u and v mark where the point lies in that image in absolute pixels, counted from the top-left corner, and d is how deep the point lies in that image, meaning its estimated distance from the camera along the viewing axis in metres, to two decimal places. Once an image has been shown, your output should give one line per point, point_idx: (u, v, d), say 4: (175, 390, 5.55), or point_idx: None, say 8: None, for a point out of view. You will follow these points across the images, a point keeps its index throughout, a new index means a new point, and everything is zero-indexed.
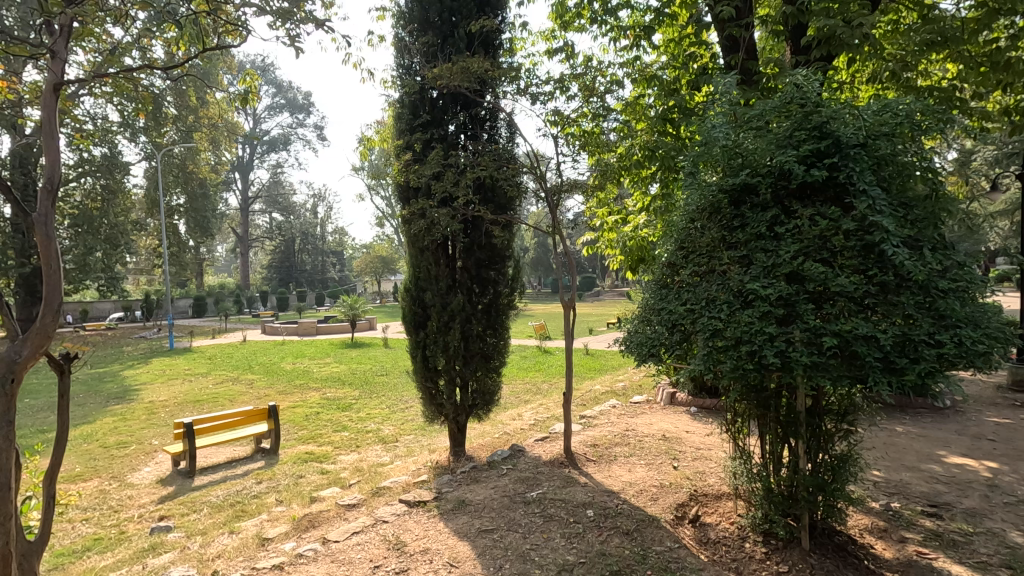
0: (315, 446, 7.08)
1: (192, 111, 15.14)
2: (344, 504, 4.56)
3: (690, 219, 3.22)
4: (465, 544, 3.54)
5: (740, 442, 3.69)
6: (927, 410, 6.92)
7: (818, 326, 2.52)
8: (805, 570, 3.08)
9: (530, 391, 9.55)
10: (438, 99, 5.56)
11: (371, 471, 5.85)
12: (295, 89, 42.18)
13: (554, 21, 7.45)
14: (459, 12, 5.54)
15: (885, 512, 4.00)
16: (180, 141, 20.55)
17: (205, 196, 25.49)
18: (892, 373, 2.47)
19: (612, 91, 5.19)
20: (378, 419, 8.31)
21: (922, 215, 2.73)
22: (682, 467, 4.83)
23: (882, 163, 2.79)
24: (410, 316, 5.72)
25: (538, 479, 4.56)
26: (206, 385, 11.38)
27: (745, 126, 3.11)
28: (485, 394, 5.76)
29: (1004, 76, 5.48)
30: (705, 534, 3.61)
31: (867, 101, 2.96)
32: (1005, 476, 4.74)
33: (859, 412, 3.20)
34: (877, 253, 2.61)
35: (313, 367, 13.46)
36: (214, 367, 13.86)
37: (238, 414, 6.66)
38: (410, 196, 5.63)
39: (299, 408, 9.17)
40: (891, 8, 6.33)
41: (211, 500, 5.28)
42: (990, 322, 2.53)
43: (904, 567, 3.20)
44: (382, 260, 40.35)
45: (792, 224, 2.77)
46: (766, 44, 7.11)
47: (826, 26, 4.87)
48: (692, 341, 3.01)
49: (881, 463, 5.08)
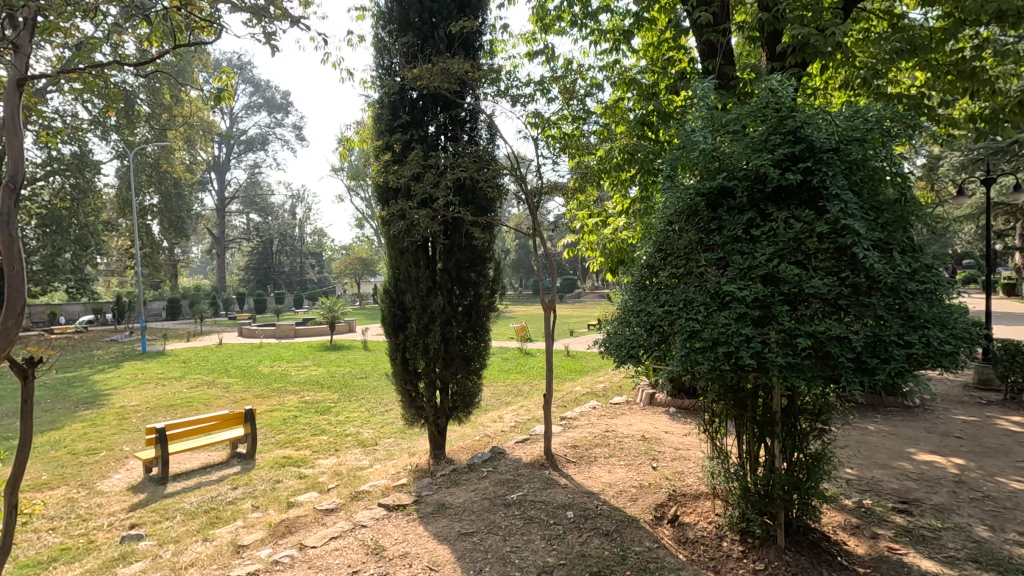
0: (293, 450, 6.97)
1: (165, 110, 14.87)
2: (322, 509, 4.50)
3: (668, 221, 3.25)
4: (445, 547, 3.52)
5: (718, 442, 3.72)
6: (897, 409, 7.10)
7: (794, 327, 2.56)
8: (781, 567, 3.12)
9: (511, 393, 9.54)
10: (418, 100, 5.53)
11: (350, 475, 5.78)
12: (273, 88, 41.59)
13: (534, 24, 7.49)
14: (439, 13, 5.52)
15: (857, 509, 4.08)
16: (154, 139, 20.09)
17: (179, 196, 25.05)
18: (864, 373, 2.51)
19: (592, 94, 5.23)
20: (357, 423, 8.22)
21: (893, 218, 2.80)
22: (661, 467, 4.88)
23: (854, 168, 2.86)
24: (389, 317, 5.67)
25: (519, 481, 4.56)
26: (180, 390, 11.12)
27: (723, 130, 3.15)
28: (465, 396, 5.74)
29: (969, 85, 5.65)
30: (683, 533, 3.63)
31: (839, 107, 3.03)
32: (971, 472, 4.88)
33: (833, 411, 3.26)
34: (849, 255, 2.67)
35: (292, 369, 13.28)
36: (188, 370, 13.57)
37: (214, 419, 6.52)
38: (390, 197, 5.58)
39: (276, 412, 9.02)
40: (862, 16, 6.48)
41: (184, 507, 5.16)
42: (956, 323, 2.61)
43: (876, 563, 3.27)
44: (362, 262, 40.01)
45: (767, 227, 2.82)
46: (743, 50, 7.23)
47: (801, 34, 4.98)
48: (670, 343, 3.04)
49: (855, 461, 5.20)
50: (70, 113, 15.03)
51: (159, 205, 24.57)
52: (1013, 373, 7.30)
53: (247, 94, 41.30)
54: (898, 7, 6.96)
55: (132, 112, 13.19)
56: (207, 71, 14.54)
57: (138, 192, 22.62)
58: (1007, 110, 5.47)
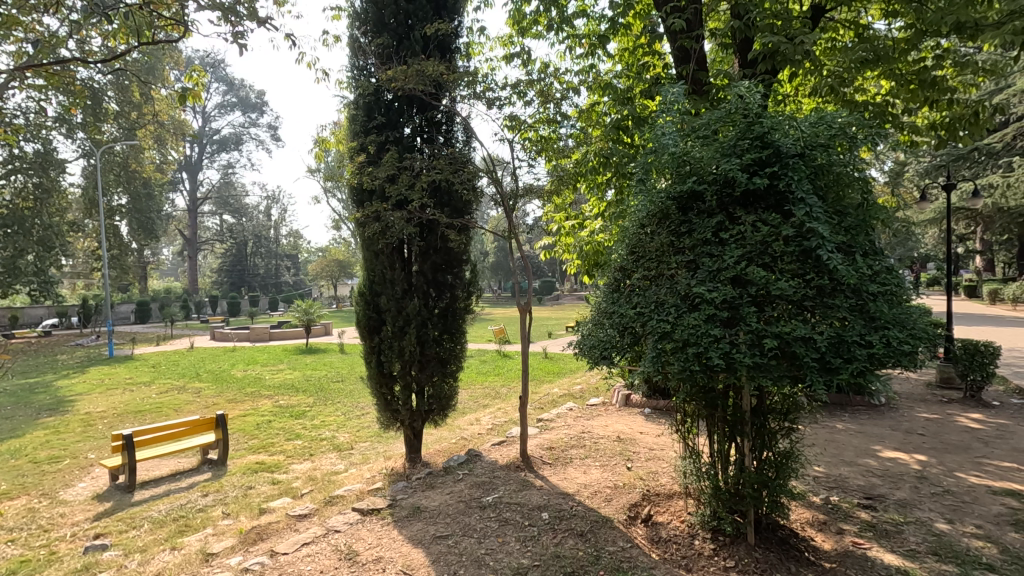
0: (266, 455, 6.86)
1: (134, 108, 14.50)
2: (295, 515, 4.43)
3: (641, 224, 3.30)
4: (419, 551, 3.50)
5: (690, 442, 3.77)
6: (864, 407, 7.32)
7: (761, 328, 2.62)
8: (750, 565, 3.19)
9: (488, 396, 9.53)
10: (393, 101, 5.50)
11: (325, 480, 5.72)
12: (246, 87, 40.89)
13: (511, 27, 7.53)
14: (415, 15, 5.51)
15: (825, 506, 4.18)
16: (122, 138, 19.50)
17: (148, 196, 24.54)
18: (827, 373, 2.58)
19: (567, 97, 5.27)
20: (333, 426, 8.12)
21: (855, 222, 2.89)
22: (636, 467, 4.94)
23: (819, 173, 2.93)
24: (364, 320, 5.59)
25: (494, 484, 4.56)
26: (149, 395, 10.83)
27: (693, 135, 3.21)
28: (441, 398, 5.74)
29: (931, 94, 5.84)
30: (656, 533, 3.67)
31: (806, 113, 3.10)
32: (933, 468, 5.04)
33: (801, 410, 3.34)
34: (814, 257, 2.73)
35: (266, 373, 13.03)
36: (158, 375, 13.21)
37: (183, 424, 6.35)
38: (364, 199, 5.53)
39: (249, 417, 8.85)
40: (830, 26, 6.66)
41: (152, 515, 5.02)
42: (913, 323, 2.72)
43: (841, 558, 3.35)
44: (339, 264, 39.59)
45: (736, 231, 2.87)
46: (717, 56, 7.37)
47: (771, 41, 5.09)
48: (642, 344, 3.08)
49: (823, 459, 5.32)
50: (33, 111, 14.56)
51: (128, 206, 23.91)
52: (972, 372, 7.56)
53: (220, 93, 40.54)
54: (863, 18, 7.18)
55: (99, 109, 12.84)
56: (178, 69, 14.25)
57: (105, 192, 21.95)
58: (966, 118, 5.75)
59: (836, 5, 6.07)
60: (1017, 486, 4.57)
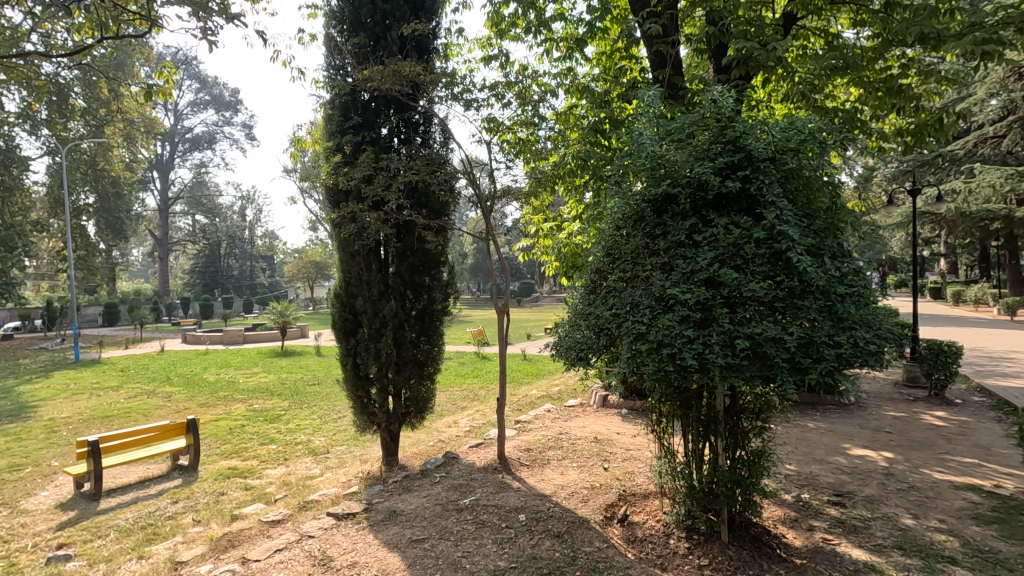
0: (239, 460, 6.72)
1: (101, 103, 14.10)
2: (267, 521, 4.35)
3: (616, 226, 3.32)
4: (395, 555, 3.46)
5: (665, 442, 3.80)
6: (834, 406, 7.50)
7: (733, 329, 2.66)
8: (724, 563, 3.23)
9: (467, 398, 9.50)
10: (370, 101, 5.45)
11: (300, 485, 5.62)
12: (220, 85, 40.08)
13: (490, 29, 7.53)
14: (392, 15, 5.47)
15: (796, 503, 4.27)
16: (89, 135, 18.91)
17: (117, 195, 23.97)
18: (797, 373, 2.64)
19: (545, 99, 5.28)
20: (308, 430, 8.00)
21: (824, 225, 2.96)
22: (613, 468, 4.97)
23: (789, 176, 2.99)
24: (340, 322, 5.53)
25: (472, 486, 4.54)
26: (117, 400, 10.52)
27: (668, 138, 3.24)
28: (419, 401, 5.70)
29: (897, 101, 5.99)
30: (632, 532, 3.70)
31: (777, 118, 3.16)
32: (899, 465, 5.19)
33: (772, 410, 3.40)
34: (784, 260, 2.78)
35: (240, 377, 12.77)
36: (126, 379, 12.83)
37: (154, 429, 6.17)
38: (340, 199, 5.47)
39: (222, 421, 8.65)
40: (802, 33, 6.80)
41: (119, 523, 4.88)
42: (879, 323, 2.81)
43: (811, 554, 3.42)
44: (316, 266, 39.24)
45: (709, 233, 2.91)
46: (692, 61, 7.48)
47: (745, 47, 5.18)
48: (617, 345, 3.12)
49: (794, 457, 5.43)
50: None
51: (95, 205, 23.23)
52: (937, 371, 7.81)
53: (192, 90, 39.64)
54: (833, 27, 7.36)
55: (64, 105, 12.45)
56: (148, 65, 13.90)
57: (71, 191, 21.28)
58: (931, 125, 5.88)
59: (807, 14, 6.21)
60: (977, 481, 4.73)
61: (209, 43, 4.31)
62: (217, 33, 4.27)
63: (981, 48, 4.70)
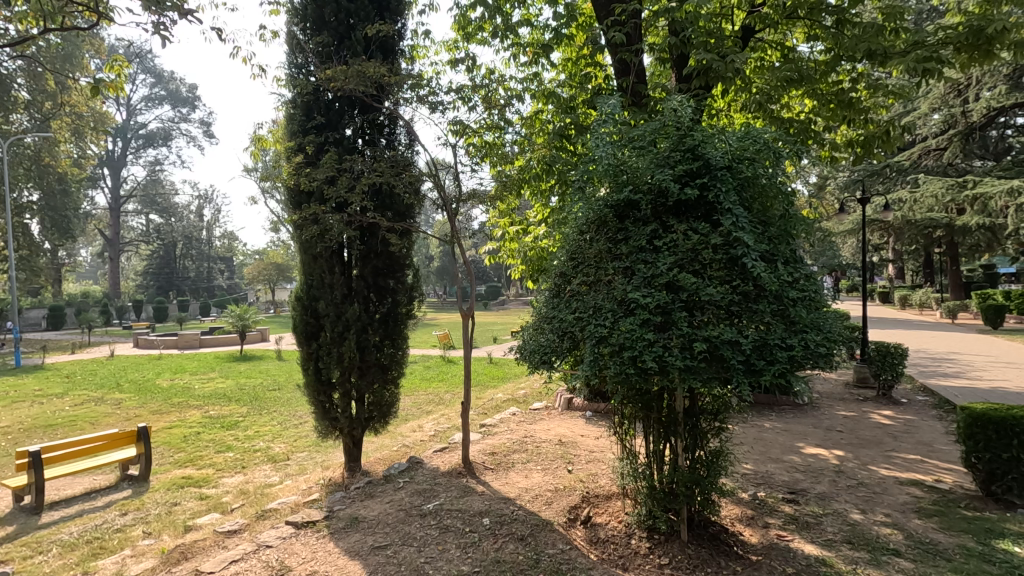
0: (194, 469, 6.49)
1: (47, 96, 13.46)
2: (223, 531, 4.22)
3: (580, 231, 3.36)
4: (356, 563, 3.40)
5: (627, 443, 3.84)
6: (789, 406, 7.78)
7: (692, 333, 2.72)
8: (683, 561, 3.31)
9: (432, 402, 9.42)
10: (334, 101, 5.37)
11: (258, 493, 5.46)
12: (177, 80, 38.69)
13: (457, 32, 7.52)
14: (357, 14, 5.40)
15: (752, 501, 4.40)
16: (33, 129, 18.00)
17: (64, 192, 22.95)
18: (752, 374, 2.73)
19: (512, 104, 5.31)
20: (268, 437, 7.79)
21: (778, 232, 3.06)
22: (577, 469, 5.02)
23: (745, 185, 3.08)
24: (301, 326, 5.41)
25: (436, 491, 4.50)
26: (61, 408, 9.99)
27: (630, 144, 3.30)
28: (382, 406, 5.63)
29: (848, 113, 6.26)
30: (595, 533, 3.74)
31: (734, 127, 3.26)
32: (848, 462, 5.42)
33: (730, 411, 3.49)
34: (740, 265, 2.88)
35: (195, 382, 12.34)
36: (73, 386, 12.23)
37: (101, 439, 5.89)
38: (302, 201, 5.37)
39: (176, 429, 8.34)
40: (759, 47, 7.06)
41: (62, 538, 4.64)
42: (828, 326, 2.93)
43: (766, 551, 3.52)
44: (277, 268, 38.36)
45: (669, 238, 2.97)
46: (655, 69, 7.63)
47: (705, 58, 5.33)
48: (580, 348, 3.16)
49: (751, 457, 5.59)
50: None
51: (40, 203, 22.13)
52: (884, 372, 8.17)
53: (147, 85, 38.23)
54: (789, 40, 7.63)
55: None
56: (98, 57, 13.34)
57: (13, 187, 20.16)
58: (879, 137, 6.20)
59: (765, 27, 6.44)
60: (920, 476, 4.98)
61: (161, 38, 4.15)
62: (171, 28, 4.13)
63: (923, 65, 4.99)
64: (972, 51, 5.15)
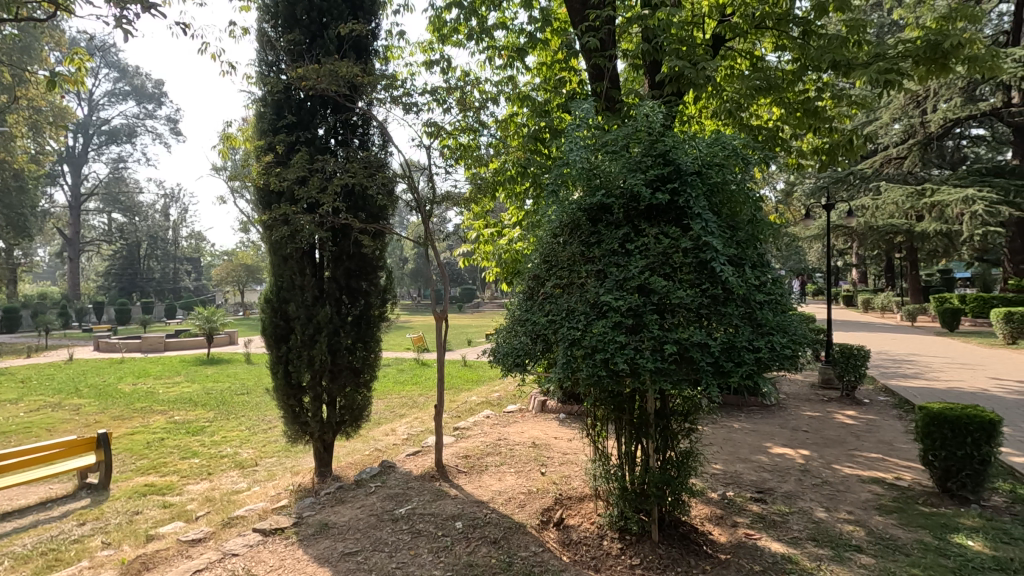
0: (157, 476, 6.29)
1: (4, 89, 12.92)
2: (186, 540, 4.09)
3: (553, 234, 3.39)
4: (325, 570, 3.34)
5: (599, 445, 3.87)
6: (757, 407, 7.95)
7: (662, 335, 2.76)
8: (654, 561, 3.35)
9: (405, 405, 9.33)
10: (305, 101, 5.29)
11: (224, 500, 5.33)
12: (142, 76, 37.53)
13: (431, 33, 7.48)
14: (329, 13, 5.33)
15: (721, 501, 4.47)
16: None
17: (20, 190, 22.03)
18: (720, 376, 2.77)
19: (486, 106, 5.31)
20: (236, 442, 7.60)
21: (746, 236, 3.13)
22: (549, 472, 5.03)
23: (714, 190, 3.14)
24: (270, 328, 5.30)
25: (408, 495, 4.46)
26: (15, 414, 9.55)
27: (603, 149, 3.33)
28: (354, 409, 5.55)
29: (813, 121, 6.45)
30: (568, 535, 3.76)
31: (704, 134, 3.32)
32: (814, 461, 5.57)
33: (699, 412, 3.55)
34: (709, 269, 2.93)
35: (159, 387, 11.94)
36: (28, 391, 11.71)
37: (58, 446, 5.65)
38: (272, 201, 5.27)
39: (139, 435, 8.06)
40: (729, 56, 7.23)
41: (14, 550, 4.43)
42: (793, 328, 3.00)
43: (734, 549, 3.59)
44: (246, 268, 37.51)
45: (640, 242, 3.01)
46: (629, 76, 7.74)
47: (677, 66, 5.42)
48: (553, 350, 3.17)
49: (720, 457, 5.69)
50: None
51: None
52: (847, 373, 8.42)
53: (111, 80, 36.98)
54: (758, 50, 7.83)
55: None
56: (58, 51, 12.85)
57: None
58: (842, 146, 6.39)
59: (734, 37, 6.59)
60: (881, 474, 5.15)
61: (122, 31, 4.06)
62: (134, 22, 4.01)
63: (885, 77, 5.16)
64: (930, 64, 5.36)
